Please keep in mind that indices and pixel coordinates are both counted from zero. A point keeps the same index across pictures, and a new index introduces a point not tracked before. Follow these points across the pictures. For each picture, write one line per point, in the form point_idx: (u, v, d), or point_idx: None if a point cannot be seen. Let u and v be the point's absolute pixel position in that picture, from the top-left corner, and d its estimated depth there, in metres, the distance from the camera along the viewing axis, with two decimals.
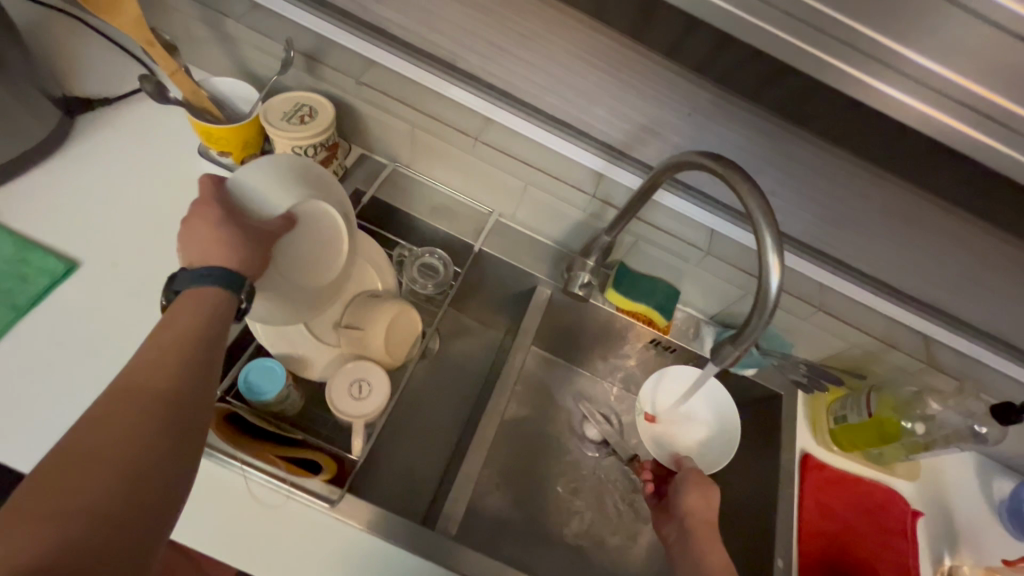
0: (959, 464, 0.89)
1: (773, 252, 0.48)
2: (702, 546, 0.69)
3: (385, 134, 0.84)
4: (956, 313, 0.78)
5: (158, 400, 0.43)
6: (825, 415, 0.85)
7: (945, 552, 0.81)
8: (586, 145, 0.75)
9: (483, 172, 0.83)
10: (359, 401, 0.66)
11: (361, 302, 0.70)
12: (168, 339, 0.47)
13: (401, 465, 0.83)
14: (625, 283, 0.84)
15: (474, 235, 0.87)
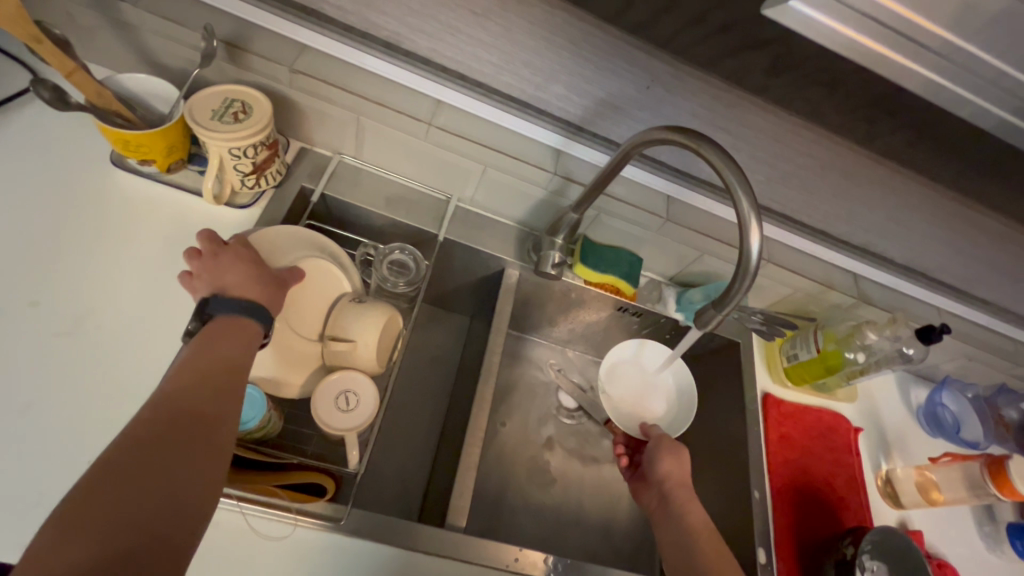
0: (884, 380, 1.02)
1: (752, 216, 0.50)
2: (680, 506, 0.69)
3: (325, 126, 0.78)
4: (878, 250, 0.87)
5: (199, 420, 0.43)
6: (777, 355, 0.94)
7: (881, 458, 0.93)
8: (541, 124, 0.75)
9: (435, 158, 0.80)
10: (350, 411, 0.63)
11: (343, 308, 0.67)
12: (205, 364, 0.47)
13: (390, 468, 0.81)
14: (591, 256, 0.86)
15: (435, 224, 0.83)
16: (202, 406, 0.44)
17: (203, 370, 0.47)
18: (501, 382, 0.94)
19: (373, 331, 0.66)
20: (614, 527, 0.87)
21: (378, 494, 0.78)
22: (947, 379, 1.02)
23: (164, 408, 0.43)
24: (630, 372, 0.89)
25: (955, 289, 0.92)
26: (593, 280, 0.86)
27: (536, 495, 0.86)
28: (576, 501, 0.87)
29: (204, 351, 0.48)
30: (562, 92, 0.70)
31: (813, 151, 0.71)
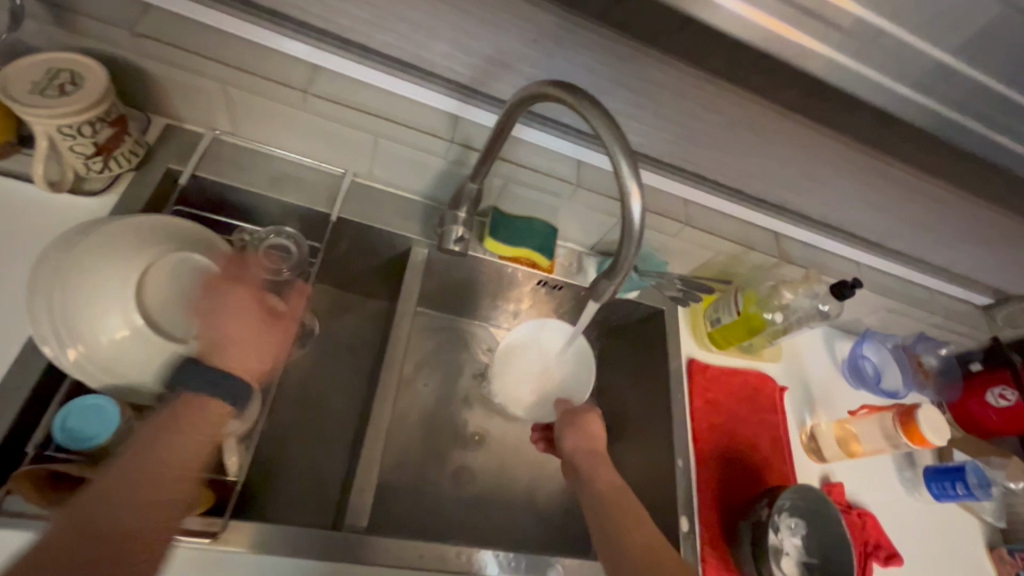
0: (809, 336, 1.03)
1: (632, 179, 0.47)
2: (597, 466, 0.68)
3: (188, 98, 0.69)
4: (794, 207, 0.85)
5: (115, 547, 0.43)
6: (702, 319, 0.92)
7: (806, 414, 0.94)
8: (430, 86, 0.68)
9: (319, 130, 0.72)
10: (226, 414, 0.57)
11: (212, 301, 0.60)
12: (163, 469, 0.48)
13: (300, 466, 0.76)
14: (503, 229, 0.81)
15: (329, 203, 0.76)
16: (163, 482, 0.48)
17: (163, 475, 0.48)
18: (421, 366, 0.89)
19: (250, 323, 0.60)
20: (542, 504, 0.85)
21: (285, 495, 0.73)
22: (869, 331, 1.04)
23: (92, 519, 0.43)
24: (531, 356, 0.86)
25: (871, 242, 0.92)
26: (505, 254, 0.81)
27: (459, 480, 0.82)
28: (504, 482, 0.85)
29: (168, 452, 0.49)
30: (446, 51, 0.63)
31: (719, 107, 0.67)
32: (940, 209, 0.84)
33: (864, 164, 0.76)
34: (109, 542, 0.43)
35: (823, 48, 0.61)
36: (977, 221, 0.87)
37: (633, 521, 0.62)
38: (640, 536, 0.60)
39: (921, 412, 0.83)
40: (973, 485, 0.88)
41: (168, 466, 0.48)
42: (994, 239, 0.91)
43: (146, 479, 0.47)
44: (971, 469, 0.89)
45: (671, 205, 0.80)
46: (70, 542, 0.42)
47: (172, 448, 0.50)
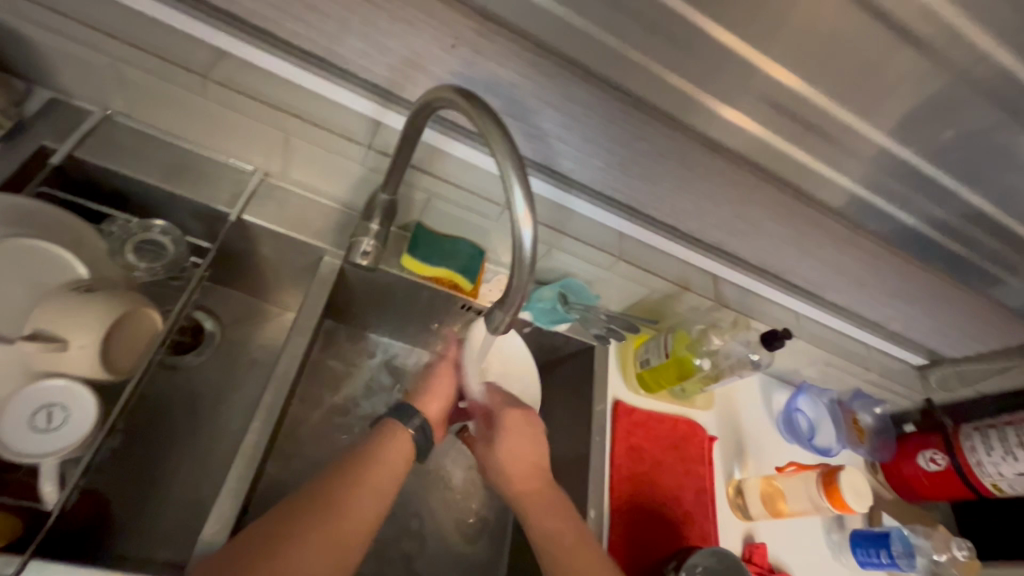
0: (744, 385, 0.99)
1: (523, 202, 0.42)
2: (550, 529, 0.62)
3: (72, 72, 0.62)
4: (731, 249, 0.83)
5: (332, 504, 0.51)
6: (633, 358, 0.88)
7: (735, 467, 0.90)
8: (346, 85, 0.63)
9: (225, 122, 0.66)
10: (50, 428, 0.49)
11: (51, 298, 0.52)
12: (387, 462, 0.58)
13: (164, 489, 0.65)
14: (423, 247, 0.75)
15: (231, 201, 0.69)
16: (392, 467, 0.58)
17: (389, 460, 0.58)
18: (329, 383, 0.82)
19: (94, 325, 0.52)
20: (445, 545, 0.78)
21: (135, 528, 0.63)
22: (806, 384, 1.01)
23: (357, 502, 0.53)
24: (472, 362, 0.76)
25: (805, 291, 0.90)
26: (423, 273, 0.76)
27: None
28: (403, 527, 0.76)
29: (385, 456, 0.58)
30: (361, 49, 0.58)
31: (649, 138, 0.64)
32: (874, 264, 0.83)
33: (799, 212, 0.74)
34: (355, 525, 0.51)
35: (743, 108, 0.62)
36: (910, 279, 0.86)
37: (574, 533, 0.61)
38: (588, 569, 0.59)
39: (844, 476, 0.80)
40: (897, 554, 0.85)
41: (385, 480, 0.56)
42: (926, 299, 0.91)
43: (369, 475, 0.55)
44: (896, 537, 0.86)
45: (602, 236, 0.77)
46: (276, 531, 0.48)
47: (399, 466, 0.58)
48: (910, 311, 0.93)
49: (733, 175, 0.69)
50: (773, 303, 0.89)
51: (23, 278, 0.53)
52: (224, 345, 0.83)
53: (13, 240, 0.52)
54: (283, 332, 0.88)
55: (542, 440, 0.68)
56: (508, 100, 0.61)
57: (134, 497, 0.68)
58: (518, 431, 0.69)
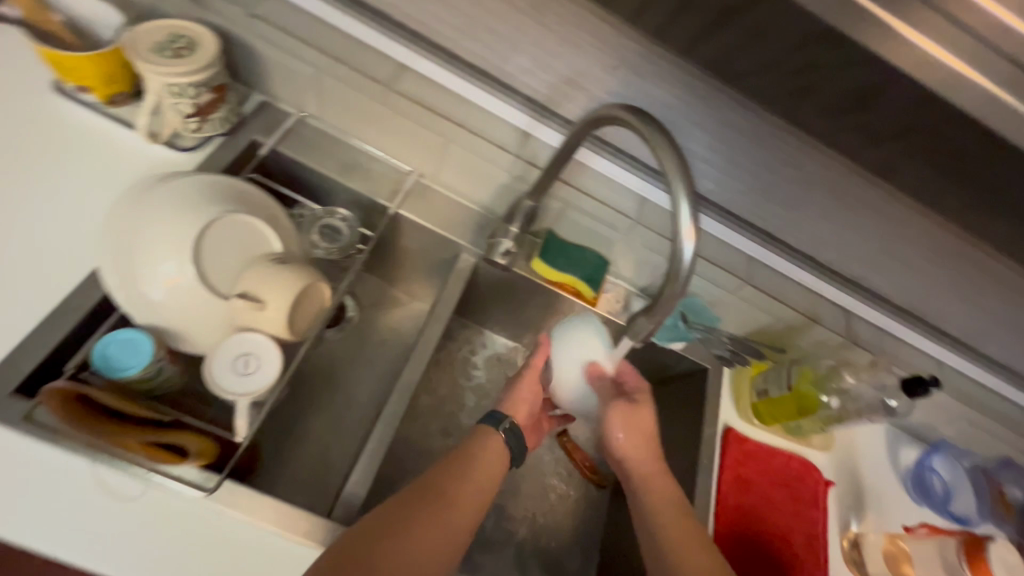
0: (868, 432, 0.92)
1: (689, 215, 0.44)
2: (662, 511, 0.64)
3: (283, 80, 0.74)
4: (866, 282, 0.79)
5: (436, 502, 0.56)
6: (748, 389, 0.85)
7: (852, 519, 0.83)
8: (505, 98, 0.69)
9: (395, 126, 0.75)
10: (248, 375, 0.58)
11: (256, 266, 0.62)
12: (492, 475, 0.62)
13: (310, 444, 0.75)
14: (553, 253, 0.79)
15: (390, 197, 0.78)
16: (489, 476, 0.61)
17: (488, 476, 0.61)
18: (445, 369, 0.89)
19: (286, 292, 0.61)
20: (541, 546, 0.79)
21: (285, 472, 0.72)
22: (943, 441, 0.92)
23: (463, 498, 0.58)
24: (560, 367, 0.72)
25: (950, 337, 0.83)
26: (549, 277, 0.80)
27: None
28: (505, 517, 0.79)
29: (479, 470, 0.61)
30: (527, 66, 0.64)
31: (798, 164, 0.64)
32: None
33: (957, 250, 0.69)
34: (460, 529, 0.56)
35: None
36: None
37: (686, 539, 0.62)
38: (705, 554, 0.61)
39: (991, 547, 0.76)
40: None
41: (481, 486, 0.60)
42: None
43: (472, 480, 0.59)
44: None
45: (730, 258, 0.77)
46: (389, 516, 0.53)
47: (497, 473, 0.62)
48: None
49: (886, 204, 0.66)
50: (913, 348, 0.83)
51: (232, 245, 0.62)
52: (360, 325, 0.92)
53: (231, 215, 0.62)
54: (408, 319, 0.96)
55: (655, 438, 0.70)
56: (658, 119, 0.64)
57: (280, 447, 0.78)
58: (637, 428, 0.70)
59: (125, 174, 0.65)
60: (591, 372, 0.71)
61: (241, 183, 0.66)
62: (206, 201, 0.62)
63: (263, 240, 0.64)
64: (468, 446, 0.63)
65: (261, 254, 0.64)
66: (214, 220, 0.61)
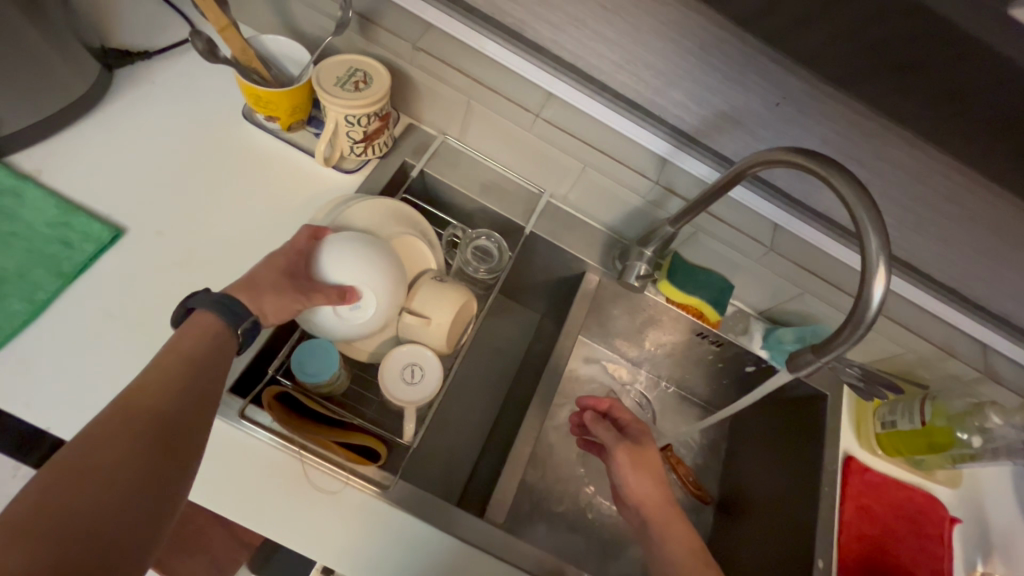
0: (993, 472, 0.89)
1: (879, 260, 0.46)
2: (666, 537, 0.66)
3: (434, 108, 0.80)
4: (1004, 315, 0.77)
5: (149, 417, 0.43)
6: (870, 418, 0.85)
7: (978, 558, 0.81)
8: (648, 127, 0.71)
9: (533, 150, 0.78)
10: (416, 384, 0.64)
11: (423, 283, 0.68)
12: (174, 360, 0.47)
13: (443, 446, 0.81)
14: (680, 275, 0.81)
15: (524, 216, 0.83)
16: (164, 365, 0.46)
17: (179, 357, 0.47)
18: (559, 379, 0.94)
19: (450, 309, 0.66)
20: None
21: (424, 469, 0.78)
22: None
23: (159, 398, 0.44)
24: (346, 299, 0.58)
25: None
26: (675, 299, 0.82)
27: (574, 504, 0.84)
28: (618, 525, 0.83)
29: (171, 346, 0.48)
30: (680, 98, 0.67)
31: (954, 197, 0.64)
32: None
33: None
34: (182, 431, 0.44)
35: None
36: None
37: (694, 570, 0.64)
38: None
39: None
40: None
41: (169, 360, 0.47)
42: None
43: (167, 367, 0.46)
44: None
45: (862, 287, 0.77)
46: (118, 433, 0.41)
47: (171, 345, 0.48)
48: None
49: None
50: None
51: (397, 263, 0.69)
52: None
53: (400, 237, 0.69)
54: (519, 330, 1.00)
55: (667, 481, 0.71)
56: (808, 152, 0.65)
57: None
58: (649, 469, 0.71)
59: (302, 194, 0.73)
60: (328, 298, 0.56)
61: (402, 205, 0.72)
62: (379, 224, 0.69)
63: (421, 260, 0.71)
64: (187, 330, 0.50)
65: (423, 273, 0.70)
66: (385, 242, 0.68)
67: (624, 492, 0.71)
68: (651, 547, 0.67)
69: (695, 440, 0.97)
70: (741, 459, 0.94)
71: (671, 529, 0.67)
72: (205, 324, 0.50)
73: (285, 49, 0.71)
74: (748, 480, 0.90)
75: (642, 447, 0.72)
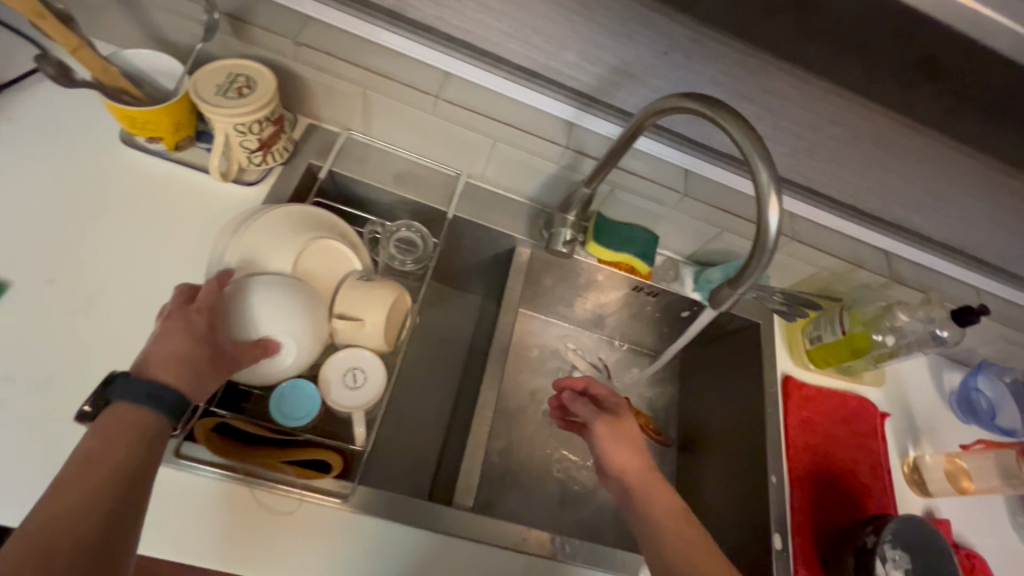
0: (912, 364, 0.98)
1: (771, 188, 0.48)
2: (652, 503, 0.66)
3: (332, 104, 0.77)
4: (899, 221, 0.84)
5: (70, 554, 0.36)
6: (801, 337, 0.91)
7: (909, 444, 0.90)
8: (548, 93, 0.72)
9: (442, 132, 0.77)
10: (356, 390, 0.63)
11: (348, 284, 0.66)
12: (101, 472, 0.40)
13: (405, 443, 0.80)
14: (606, 234, 0.83)
15: (444, 200, 0.82)
16: (89, 480, 0.40)
17: (110, 468, 0.41)
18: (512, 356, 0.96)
19: (380, 306, 0.65)
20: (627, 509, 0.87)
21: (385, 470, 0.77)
22: (983, 364, 0.98)
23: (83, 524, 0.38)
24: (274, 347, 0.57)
25: (980, 262, 0.89)
26: (605, 259, 0.84)
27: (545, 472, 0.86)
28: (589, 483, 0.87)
29: (101, 450, 0.42)
30: (574, 59, 0.68)
31: (837, 119, 0.68)
32: None
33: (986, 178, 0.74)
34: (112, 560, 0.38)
35: None
36: None
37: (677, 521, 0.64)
38: (696, 539, 0.62)
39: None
40: None
41: (96, 470, 0.40)
42: None
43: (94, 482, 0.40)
44: None
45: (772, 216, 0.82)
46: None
47: (97, 452, 0.41)
48: None
49: (921, 148, 0.70)
50: (957, 283, 0.87)
51: (318, 270, 0.66)
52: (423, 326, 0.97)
53: (315, 243, 0.66)
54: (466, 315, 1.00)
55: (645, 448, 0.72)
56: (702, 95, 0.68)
57: None
58: (628, 438, 0.71)
59: (204, 215, 0.69)
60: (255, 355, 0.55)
61: (313, 209, 0.69)
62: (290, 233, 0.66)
63: (343, 262, 0.69)
64: (115, 426, 0.43)
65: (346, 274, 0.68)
66: (301, 253, 0.65)
67: (606, 464, 0.70)
68: (634, 514, 0.66)
69: (649, 389, 1.01)
70: (692, 398, 0.99)
71: (657, 494, 0.67)
72: (123, 419, 0.44)
73: (136, 52, 0.65)
74: (702, 416, 0.96)
75: (621, 421, 0.73)
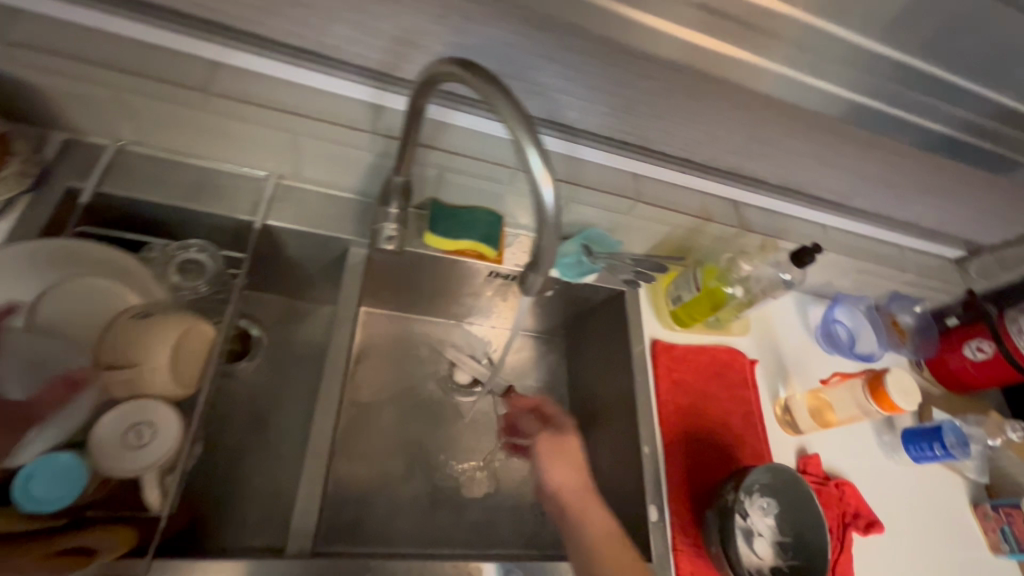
0: (779, 305, 1.00)
1: (538, 162, 0.43)
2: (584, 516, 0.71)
3: (84, 114, 0.64)
4: (743, 170, 0.83)
5: None
6: (664, 299, 0.90)
7: (779, 386, 0.91)
8: (342, 75, 0.65)
9: (232, 131, 0.67)
10: (138, 448, 0.52)
11: (119, 328, 0.56)
12: None
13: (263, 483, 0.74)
14: (442, 222, 0.76)
15: (252, 209, 0.71)
16: None
17: None
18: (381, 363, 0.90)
19: (164, 342, 0.56)
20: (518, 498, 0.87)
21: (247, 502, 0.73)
22: (841, 295, 1.02)
23: None
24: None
25: (826, 200, 0.90)
26: (447, 247, 0.77)
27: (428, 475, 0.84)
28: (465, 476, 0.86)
29: None
30: (350, 33, 0.58)
31: (650, 75, 0.64)
32: (902, 168, 0.81)
33: (816, 124, 0.72)
34: None
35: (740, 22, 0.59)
36: (949, 176, 0.82)
37: (613, 549, 0.67)
38: (612, 555, 0.66)
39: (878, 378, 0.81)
40: (951, 445, 0.87)
41: None
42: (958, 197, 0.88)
43: None
44: (949, 429, 0.88)
45: (613, 179, 0.79)
46: None
47: None
48: (944, 208, 0.91)
49: (742, 97, 0.67)
50: (798, 219, 0.89)
51: (76, 314, 0.56)
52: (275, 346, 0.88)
53: (71, 284, 0.57)
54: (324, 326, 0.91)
55: (588, 468, 0.78)
56: (504, 60, 0.61)
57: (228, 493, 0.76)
58: (569, 459, 0.77)
59: None
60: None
61: (68, 238, 0.59)
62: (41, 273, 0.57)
63: (115, 299, 0.59)
64: None
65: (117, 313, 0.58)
66: (45, 298, 0.55)
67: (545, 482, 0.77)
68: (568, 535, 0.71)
69: (532, 371, 0.99)
70: (575, 374, 0.98)
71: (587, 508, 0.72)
72: None
73: None
74: (584, 391, 0.94)
75: (561, 444, 0.79)
